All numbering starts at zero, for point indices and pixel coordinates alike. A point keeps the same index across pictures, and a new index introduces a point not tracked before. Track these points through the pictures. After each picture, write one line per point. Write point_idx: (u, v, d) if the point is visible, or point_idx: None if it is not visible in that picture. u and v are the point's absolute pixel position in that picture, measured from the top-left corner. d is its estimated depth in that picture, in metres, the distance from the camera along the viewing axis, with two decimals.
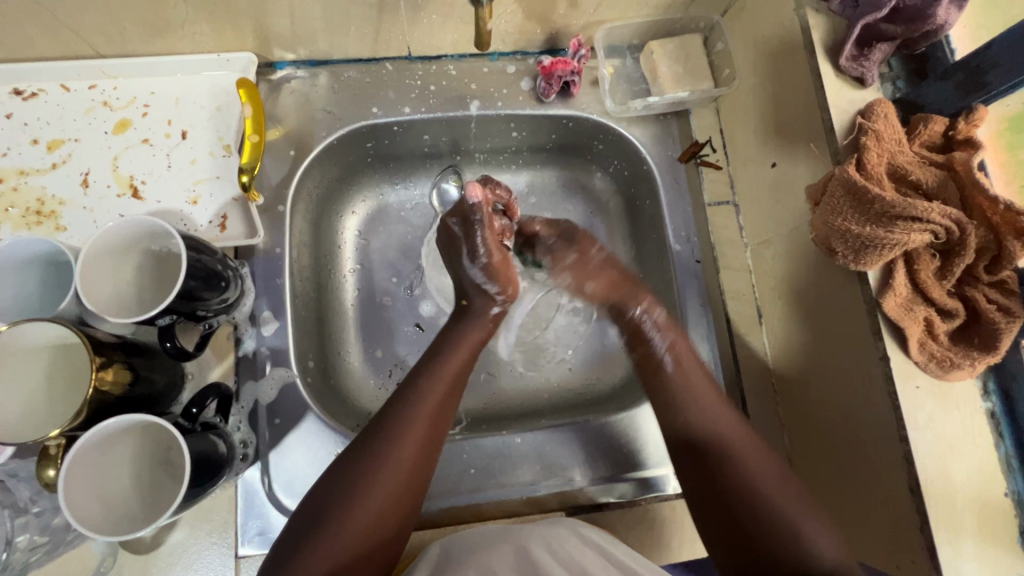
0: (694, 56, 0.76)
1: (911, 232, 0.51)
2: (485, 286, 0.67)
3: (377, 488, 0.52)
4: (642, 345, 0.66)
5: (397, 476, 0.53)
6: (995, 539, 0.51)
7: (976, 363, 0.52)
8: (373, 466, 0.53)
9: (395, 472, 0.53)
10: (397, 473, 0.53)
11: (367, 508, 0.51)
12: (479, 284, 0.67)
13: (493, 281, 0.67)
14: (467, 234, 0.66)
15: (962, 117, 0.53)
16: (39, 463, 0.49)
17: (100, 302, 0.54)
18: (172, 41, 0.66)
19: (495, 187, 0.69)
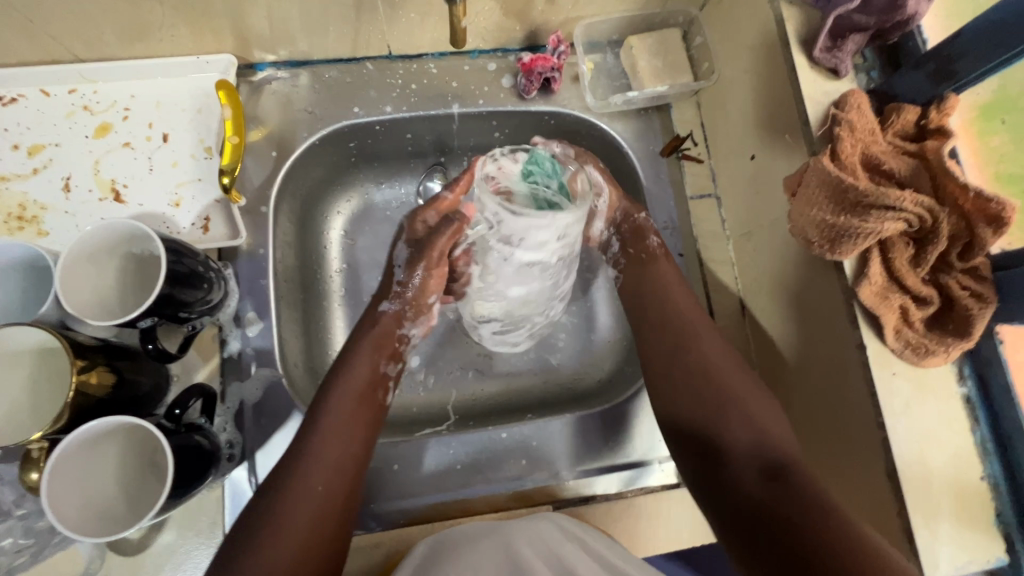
0: (674, 50, 0.76)
1: (885, 221, 0.52)
2: (397, 268, 0.71)
3: (297, 505, 0.52)
4: (641, 242, 0.72)
5: (316, 495, 0.53)
6: (971, 521, 0.52)
7: (950, 349, 0.52)
8: (296, 482, 0.53)
9: (313, 488, 0.53)
10: (317, 487, 0.53)
11: (290, 526, 0.50)
12: (395, 263, 0.71)
13: (405, 268, 0.70)
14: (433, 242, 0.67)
15: (934, 106, 0.54)
16: (21, 466, 0.50)
17: (81, 307, 0.54)
18: (151, 44, 0.66)
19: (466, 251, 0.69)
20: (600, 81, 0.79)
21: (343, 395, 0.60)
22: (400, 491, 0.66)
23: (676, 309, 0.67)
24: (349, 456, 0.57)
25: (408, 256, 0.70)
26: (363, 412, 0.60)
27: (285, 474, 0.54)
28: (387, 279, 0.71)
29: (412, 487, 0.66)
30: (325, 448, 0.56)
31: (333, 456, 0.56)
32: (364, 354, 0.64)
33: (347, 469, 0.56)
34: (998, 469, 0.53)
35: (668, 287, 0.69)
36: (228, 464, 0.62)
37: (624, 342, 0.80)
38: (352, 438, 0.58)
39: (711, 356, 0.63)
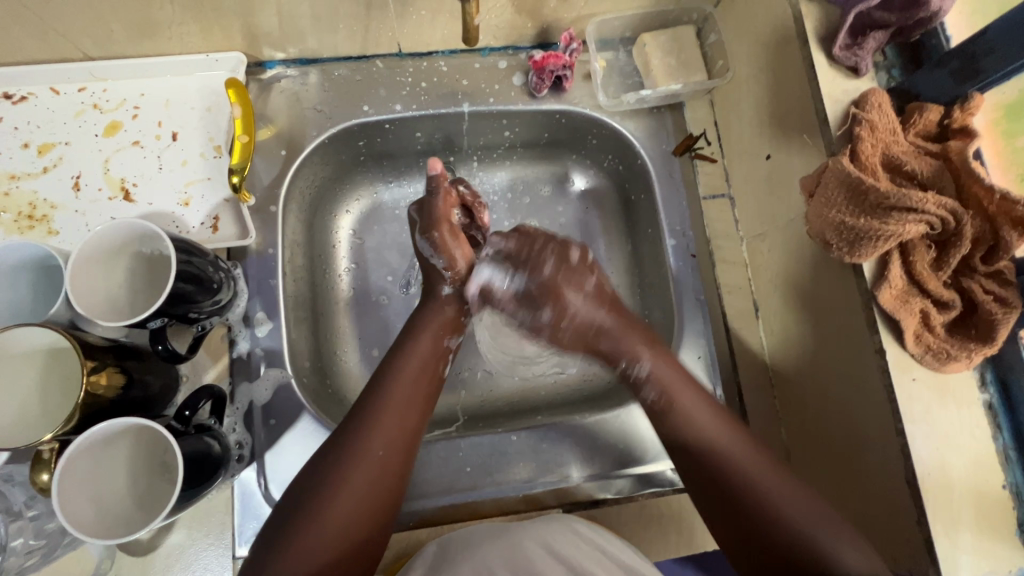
0: (687, 48, 0.75)
1: (906, 223, 0.51)
2: (434, 259, 0.69)
3: (359, 471, 0.52)
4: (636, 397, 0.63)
5: (376, 462, 0.53)
6: (992, 530, 0.51)
7: (973, 354, 0.51)
8: (354, 449, 0.53)
9: (373, 456, 0.53)
10: (377, 455, 0.54)
11: (349, 489, 0.52)
12: (428, 256, 0.70)
13: (439, 255, 0.69)
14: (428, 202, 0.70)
15: (957, 105, 0.53)
16: (33, 467, 0.50)
17: (92, 308, 0.54)
18: (160, 42, 0.65)
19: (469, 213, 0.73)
20: (612, 79, 0.78)
21: (404, 367, 0.60)
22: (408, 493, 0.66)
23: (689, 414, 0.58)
24: (406, 429, 0.56)
25: (432, 242, 0.69)
26: (422, 387, 0.60)
27: (346, 441, 0.54)
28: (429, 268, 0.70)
29: (420, 490, 0.66)
30: (386, 417, 0.56)
31: (394, 426, 0.56)
32: (427, 329, 0.64)
33: (406, 440, 0.56)
34: (1021, 477, 0.52)
35: (677, 402, 0.59)
36: (237, 465, 0.63)
37: None
38: (411, 411, 0.58)
39: (745, 462, 0.55)
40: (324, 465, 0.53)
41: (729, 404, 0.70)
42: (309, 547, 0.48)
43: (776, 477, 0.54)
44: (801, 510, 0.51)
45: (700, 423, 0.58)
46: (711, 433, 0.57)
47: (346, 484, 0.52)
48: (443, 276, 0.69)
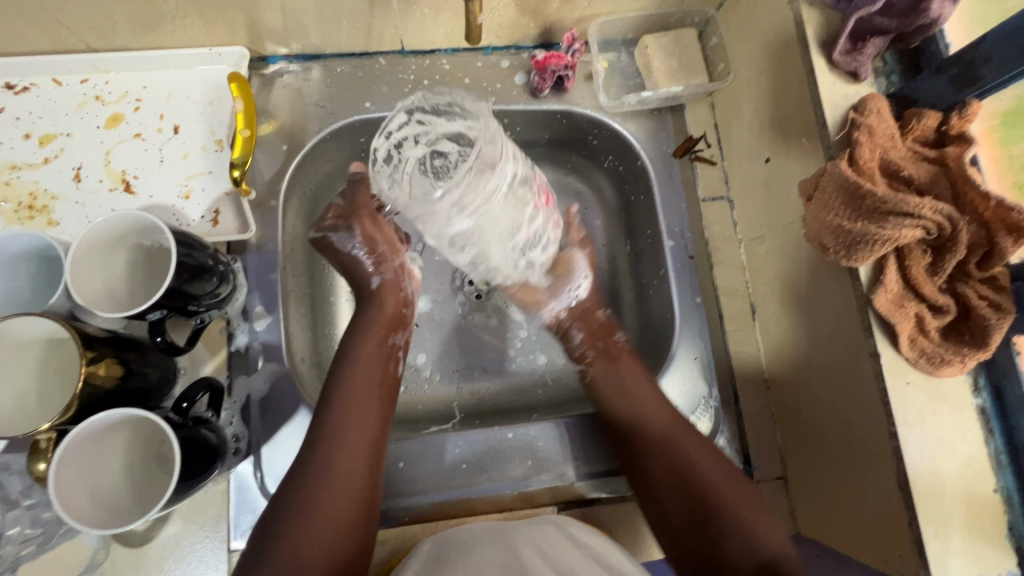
0: (689, 50, 0.75)
1: (903, 228, 0.51)
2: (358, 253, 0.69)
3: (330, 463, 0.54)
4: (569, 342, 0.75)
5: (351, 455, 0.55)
6: (983, 534, 0.51)
7: (965, 359, 0.52)
8: (319, 469, 0.54)
9: (345, 446, 0.55)
10: (348, 448, 0.55)
11: (324, 480, 0.53)
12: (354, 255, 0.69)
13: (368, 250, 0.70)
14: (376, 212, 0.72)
15: (956, 112, 0.53)
16: (30, 456, 0.50)
17: (91, 299, 0.54)
18: (164, 35, 0.65)
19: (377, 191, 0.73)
20: (613, 80, 0.78)
21: (361, 363, 0.62)
22: (404, 488, 0.66)
23: (642, 410, 0.65)
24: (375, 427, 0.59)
25: (355, 233, 0.70)
26: (382, 384, 0.62)
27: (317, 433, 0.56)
28: (357, 263, 0.69)
29: (416, 486, 0.66)
30: (350, 425, 0.57)
31: (360, 421, 0.58)
32: (367, 340, 0.65)
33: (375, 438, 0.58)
34: (1012, 482, 0.52)
35: (626, 377, 0.68)
36: (234, 458, 0.63)
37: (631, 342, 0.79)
38: (372, 403, 0.60)
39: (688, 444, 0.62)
40: (296, 489, 0.53)
41: (726, 406, 0.71)
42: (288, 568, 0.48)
43: (716, 462, 0.61)
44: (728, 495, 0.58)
45: (652, 410, 0.65)
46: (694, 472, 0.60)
47: (323, 476, 0.53)
48: (369, 269, 0.69)
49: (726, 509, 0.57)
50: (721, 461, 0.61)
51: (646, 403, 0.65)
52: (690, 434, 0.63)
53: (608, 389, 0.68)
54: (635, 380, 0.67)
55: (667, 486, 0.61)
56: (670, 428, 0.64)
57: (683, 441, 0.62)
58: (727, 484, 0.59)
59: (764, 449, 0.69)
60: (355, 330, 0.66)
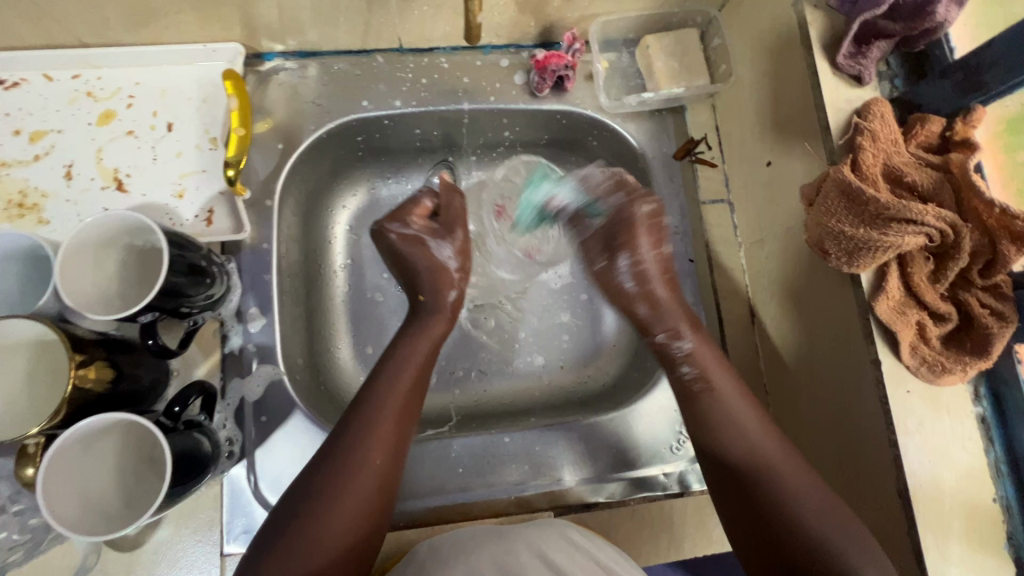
0: (691, 51, 0.75)
1: (905, 235, 0.50)
2: (450, 261, 0.69)
3: (345, 486, 0.51)
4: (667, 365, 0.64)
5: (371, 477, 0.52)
6: (981, 544, 0.51)
7: (967, 367, 0.51)
8: (345, 473, 0.52)
9: (367, 468, 0.52)
10: (369, 472, 0.52)
11: (340, 504, 0.50)
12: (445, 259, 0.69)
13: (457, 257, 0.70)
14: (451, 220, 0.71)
15: (960, 117, 0.52)
16: (18, 461, 0.49)
17: (82, 300, 0.53)
18: (157, 30, 0.64)
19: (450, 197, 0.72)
20: (614, 80, 0.77)
21: (396, 379, 0.59)
22: (400, 492, 0.65)
23: (734, 432, 0.57)
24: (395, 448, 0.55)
25: (449, 242, 0.69)
26: (411, 402, 0.59)
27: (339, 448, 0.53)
28: (444, 269, 0.68)
29: (412, 490, 0.66)
30: (379, 432, 0.54)
31: (385, 443, 0.54)
32: (411, 346, 0.62)
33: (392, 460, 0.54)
34: (1012, 491, 0.52)
35: (715, 392, 0.60)
36: (227, 462, 0.62)
37: (630, 346, 0.79)
38: (396, 421, 0.56)
39: (771, 456, 0.55)
40: (316, 490, 0.51)
41: None
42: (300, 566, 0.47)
43: (808, 486, 0.53)
44: (820, 524, 0.50)
45: (746, 435, 0.57)
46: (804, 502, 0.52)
47: (339, 498, 0.50)
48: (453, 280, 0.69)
49: (816, 540, 0.49)
50: (816, 484, 0.53)
51: (750, 431, 0.57)
52: (790, 459, 0.55)
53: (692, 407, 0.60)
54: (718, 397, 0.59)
55: (766, 521, 0.52)
56: (770, 454, 0.55)
57: (791, 470, 0.54)
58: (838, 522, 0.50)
59: None
60: (405, 338, 0.63)
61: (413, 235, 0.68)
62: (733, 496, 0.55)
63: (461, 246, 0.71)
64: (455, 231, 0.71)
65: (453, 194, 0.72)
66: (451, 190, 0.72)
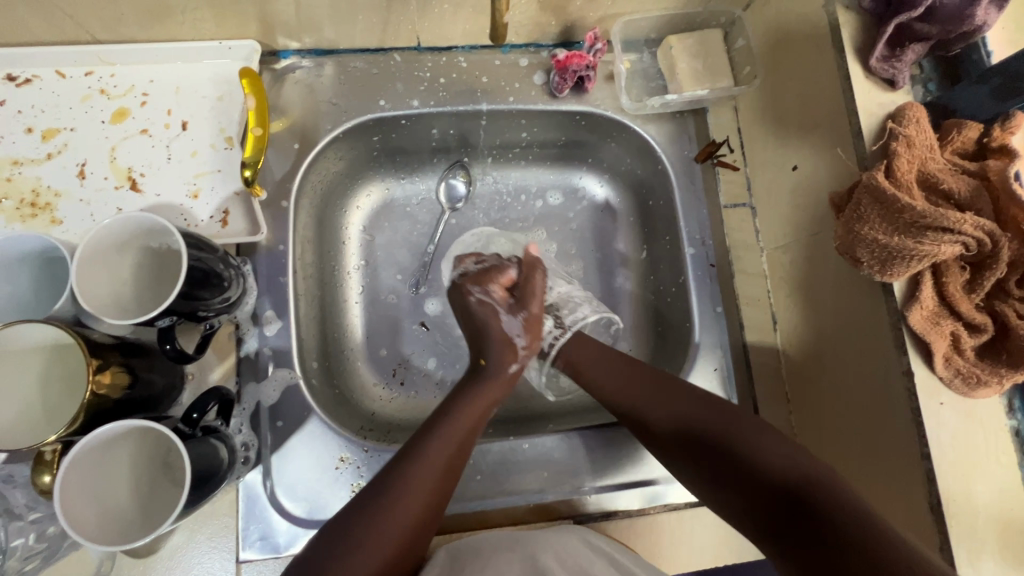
0: (714, 52, 0.73)
1: (941, 244, 0.49)
2: (515, 337, 0.66)
3: (391, 525, 0.51)
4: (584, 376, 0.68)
5: (413, 515, 0.53)
6: (1016, 561, 0.50)
7: (1003, 380, 0.50)
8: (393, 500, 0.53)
9: (411, 505, 0.53)
10: (412, 510, 0.53)
11: (382, 538, 0.51)
12: (511, 334, 0.66)
13: (524, 333, 0.66)
14: (528, 293, 0.67)
15: (997, 123, 0.51)
16: (34, 468, 0.48)
17: (98, 304, 0.52)
18: (173, 27, 0.63)
19: (538, 273, 0.68)
20: (634, 81, 0.76)
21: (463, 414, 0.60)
22: None
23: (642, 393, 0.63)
24: (439, 482, 0.55)
25: (522, 320, 0.66)
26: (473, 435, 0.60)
27: (384, 488, 0.54)
28: (511, 347, 0.65)
29: None
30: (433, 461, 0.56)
31: (429, 478, 0.55)
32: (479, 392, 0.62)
33: (436, 492, 0.55)
34: None
35: (606, 362, 0.66)
36: (243, 467, 0.61)
37: (647, 351, 0.77)
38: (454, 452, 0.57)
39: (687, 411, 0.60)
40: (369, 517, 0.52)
41: None
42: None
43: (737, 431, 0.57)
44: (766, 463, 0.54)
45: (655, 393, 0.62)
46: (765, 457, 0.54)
47: (381, 533, 0.51)
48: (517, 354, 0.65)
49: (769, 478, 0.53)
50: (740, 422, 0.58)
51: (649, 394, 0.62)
52: (706, 408, 0.60)
53: (621, 386, 0.64)
54: (641, 373, 0.64)
55: (739, 488, 0.55)
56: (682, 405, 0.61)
57: (716, 419, 0.58)
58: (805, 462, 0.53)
59: None
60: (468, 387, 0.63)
61: (490, 304, 0.67)
62: (701, 469, 0.57)
63: (534, 322, 0.67)
64: (533, 306, 0.67)
65: (535, 269, 0.68)
66: (534, 263, 0.69)
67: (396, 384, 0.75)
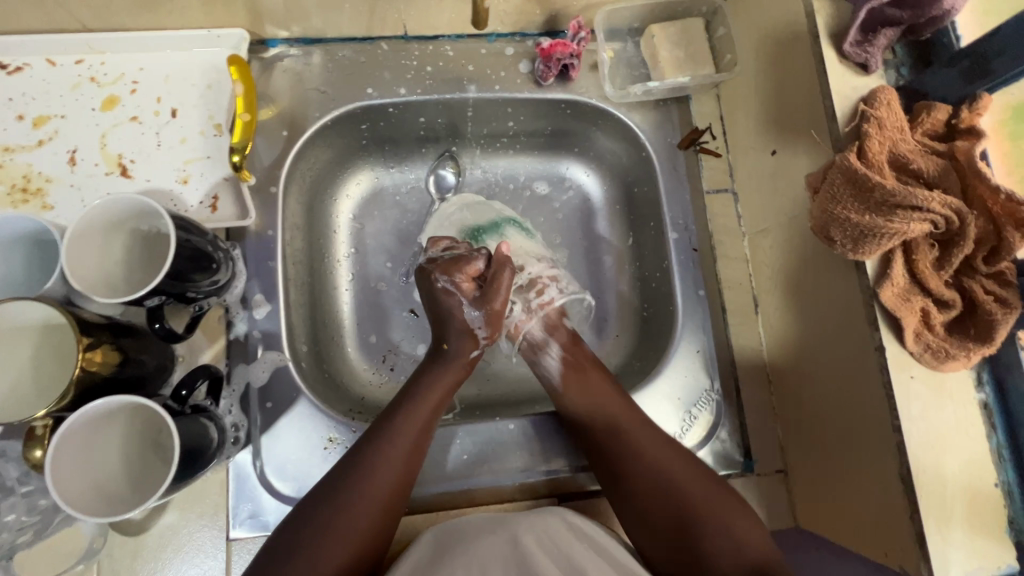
0: (696, 40, 0.74)
1: (910, 222, 0.51)
2: (476, 329, 0.66)
3: (342, 540, 0.53)
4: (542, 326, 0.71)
5: (368, 524, 0.54)
6: (983, 529, 0.51)
7: (971, 354, 0.51)
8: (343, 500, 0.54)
9: (366, 512, 0.54)
10: (367, 516, 0.54)
11: (343, 536, 0.53)
12: (472, 327, 0.66)
13: (485, 325, 0.66)
14: (493, 288, 0.65)
15: (966, 105, 0.53)
16: (25, 442, 0.49)
17: (88, 283, 0.53)
18: (162, 14, 0.64)
19: (502, 272, 0.66)
20: (618, 70, 0.77)
21: (419, 411, 0.61)
22: None
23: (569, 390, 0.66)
24: (405, 468, 0.58)
25: (483, 312, 0.66)
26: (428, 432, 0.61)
27: (337, 497, 0.55)
28: (466, 333, 0.66)
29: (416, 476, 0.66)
30: (384, 461, 0.57)
31: (385, 481, 0.56)
32: (433, 385, 0.63)
33: (394, 492, 0.56)
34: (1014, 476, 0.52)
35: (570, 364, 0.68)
36: (233, 447, 0.62)
37: (633, 335, 0.79)
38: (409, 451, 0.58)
39: (598, 404, 0.64)
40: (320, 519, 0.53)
41: (727, 400, 0.71)
42: None
43: (645, 428, 0.63)
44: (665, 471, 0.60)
45: (598, 393, 0.65)
46: (689, 495, 0.58)
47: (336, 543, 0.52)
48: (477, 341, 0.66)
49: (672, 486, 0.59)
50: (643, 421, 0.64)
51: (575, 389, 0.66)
52: (627, 409, 0.64)
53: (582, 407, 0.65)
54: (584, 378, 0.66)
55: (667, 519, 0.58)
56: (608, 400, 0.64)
57: (623, 413, 0.64)
58: (704, 493, 0.58)
59: (765, 443, 0.70)
60: (421, 382, 0.63)
61: (454, 293, 0.66)
62: (616, 483, 0.61)
63: (497, 314, 0.66)
64: (496, 298, 0.65)
65: (504, 267, 0.66)
66: (503, 261, 0.66)
67: (386, 370, 0.76)
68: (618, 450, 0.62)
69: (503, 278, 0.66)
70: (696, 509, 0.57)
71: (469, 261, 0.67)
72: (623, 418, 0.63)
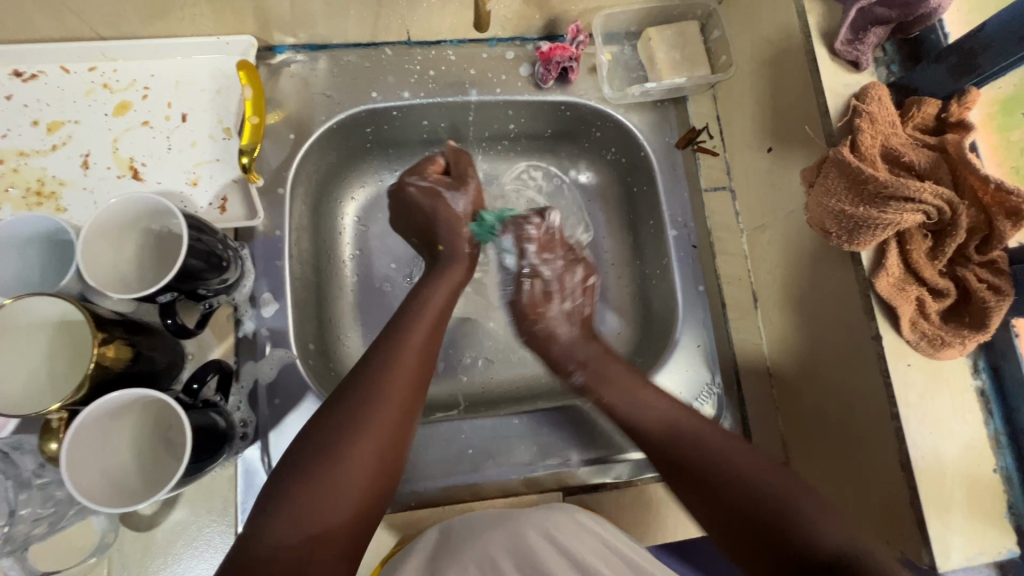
0: (691, 43, 0.76)
1: (904, 212, 0.52)
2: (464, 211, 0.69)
3: (371, 427, 0.51)
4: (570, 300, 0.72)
5: (391, 414, 0.52)
6: (983, 514, 0.52)
7: (966, 341, 0.53)
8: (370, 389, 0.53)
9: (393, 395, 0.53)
10: (393, 404, 0.52)
11: (374, 428, 0.51)
12: (462, 211, 0.69)
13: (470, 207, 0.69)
14: (461, 177, 0.70)
15: (955, 99, 0.54)
16: (41, 435, 0.51)
17: (103, 280, 0.54)
18: (173, 22, 0.66)
19: (464, 156, 0.71)
20: (616, 72, 0.79)
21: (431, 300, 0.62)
22: (409, 474, 0.66)
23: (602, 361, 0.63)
24: (422, 360, 0.57)
25: (464, 195, 0.69)
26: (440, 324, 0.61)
27: (358, 387, 0.53)
28: (454, 215, 0.68)
29: (423, 469, 0.67)
30: (404, 349, 0.56)
31: (405, 369, 0.55)
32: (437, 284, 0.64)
33: (414, 382, 0.55)
34: (1011, 461, 0.53)
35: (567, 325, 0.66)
36: (241, 443, 0.63)
37: (634, 331, 0.80)
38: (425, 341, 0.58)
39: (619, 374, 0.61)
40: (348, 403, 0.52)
41: (728, 393, 0.72)
42: (331, 483, 0.47)
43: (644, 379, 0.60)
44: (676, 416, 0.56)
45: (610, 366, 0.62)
46: (697, 433, 0.54)
47: (363, 428, 0.50)
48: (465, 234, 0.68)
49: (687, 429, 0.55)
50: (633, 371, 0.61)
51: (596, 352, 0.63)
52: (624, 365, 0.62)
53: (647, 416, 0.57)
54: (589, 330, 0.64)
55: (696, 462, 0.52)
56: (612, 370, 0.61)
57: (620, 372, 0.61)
58: (785, 481, 0.49)
59: (767, 436, 0.70)
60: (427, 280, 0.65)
61: (429, 188, 0.68)
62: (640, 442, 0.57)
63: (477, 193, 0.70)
64: (469, 178, 0.70)
65: (462, 152, 0.71)
66: (460, 149, 0.72)
67: None
68: (666, 440, 0.55)
69: (462, 165, 0.71)
70: (779, 498, 0.48)
71: (432, 161, 0.70)
72: (710, 432, 0.54)
